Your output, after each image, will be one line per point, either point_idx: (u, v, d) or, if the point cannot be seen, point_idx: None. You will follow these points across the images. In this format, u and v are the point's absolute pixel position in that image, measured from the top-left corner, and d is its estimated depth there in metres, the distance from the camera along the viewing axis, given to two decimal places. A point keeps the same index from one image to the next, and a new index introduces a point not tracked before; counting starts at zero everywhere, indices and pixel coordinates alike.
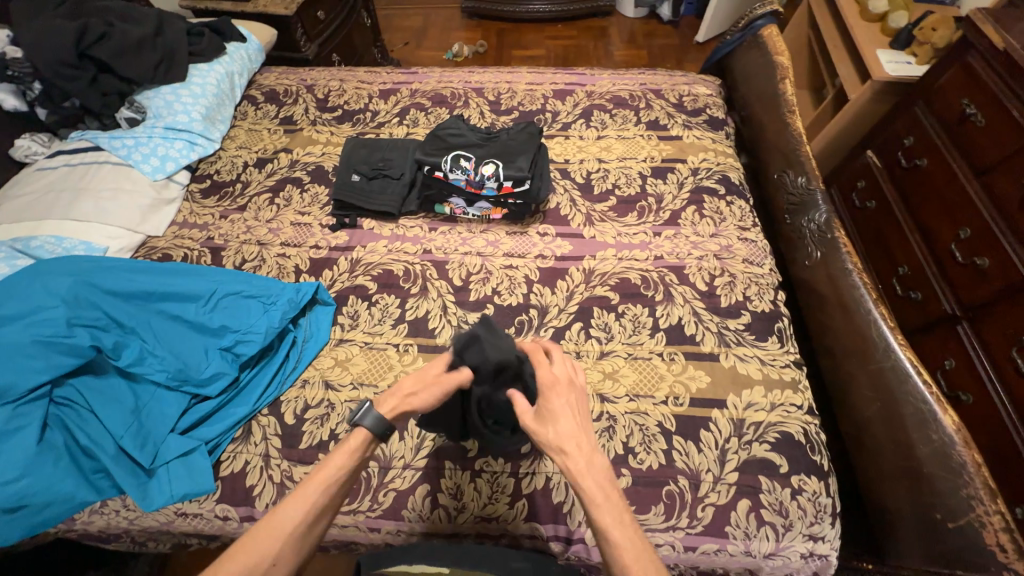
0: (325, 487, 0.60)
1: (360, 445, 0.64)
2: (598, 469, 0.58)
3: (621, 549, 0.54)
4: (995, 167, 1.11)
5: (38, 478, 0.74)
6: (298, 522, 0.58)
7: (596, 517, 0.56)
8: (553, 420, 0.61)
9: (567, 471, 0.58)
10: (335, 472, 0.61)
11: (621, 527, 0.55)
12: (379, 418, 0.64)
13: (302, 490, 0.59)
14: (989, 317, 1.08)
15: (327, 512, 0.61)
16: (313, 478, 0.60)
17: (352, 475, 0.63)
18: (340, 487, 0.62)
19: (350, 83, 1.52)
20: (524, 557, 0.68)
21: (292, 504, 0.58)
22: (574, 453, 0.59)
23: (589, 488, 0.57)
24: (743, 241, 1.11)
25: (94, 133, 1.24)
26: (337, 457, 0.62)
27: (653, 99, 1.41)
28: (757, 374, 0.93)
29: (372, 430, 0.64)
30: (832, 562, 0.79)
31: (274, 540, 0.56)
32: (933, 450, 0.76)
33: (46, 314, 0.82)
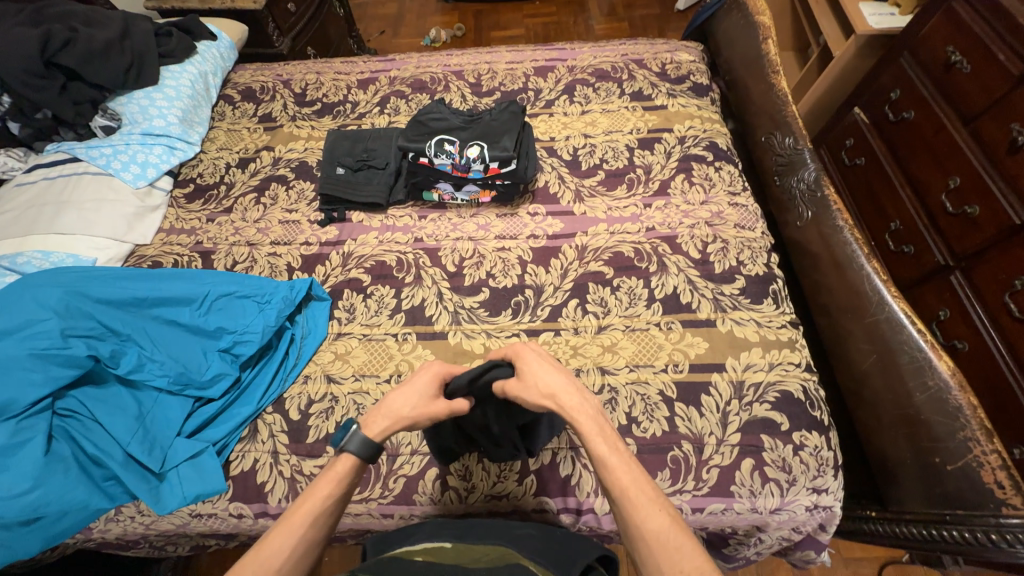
0: (313, 519, 0.57)
1: (349, 472, 0.62)
2: (586, 405, 0.62)
3: (618, 473, 0.56)
4: (984, 113, 1.10)
5: (50, 488, 0.75)
6: (286, 557, 0.54)
7: (594, 448, 0.58)
8: (534, 372, 0.65)
9: (561, 410, 0.61)
10: (322, 502, 0.58)
11: (614, 452, 0.58)
12: (365, 440, 0.63)
13: (288, 522, 0.56)
14: (983, 264, 1.09)
15: (312, 547, 0.57)
16: (299, 509, 0.57)
17: (338, 504, 0.60)
18: (325, 518, 0.58)
19: (326, 75, 1.49)
20: (529, 526, 0.69)
21: (280, 539, 0.55)
22: (563, 393, 0.62)
23: (583, 422, 0.60)
24: (734, 206, 1.11)
25: (70, 144, 1.22)
26: (322, 486, 0.60)
27: (636, 69, 1.38)
28: (754, 336, 0.94)
29: (359, 455, 0.62)
30: (836, 512, 0.81)
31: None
32: (929, 397, 0.77)
33: (38, 326, 0.81)
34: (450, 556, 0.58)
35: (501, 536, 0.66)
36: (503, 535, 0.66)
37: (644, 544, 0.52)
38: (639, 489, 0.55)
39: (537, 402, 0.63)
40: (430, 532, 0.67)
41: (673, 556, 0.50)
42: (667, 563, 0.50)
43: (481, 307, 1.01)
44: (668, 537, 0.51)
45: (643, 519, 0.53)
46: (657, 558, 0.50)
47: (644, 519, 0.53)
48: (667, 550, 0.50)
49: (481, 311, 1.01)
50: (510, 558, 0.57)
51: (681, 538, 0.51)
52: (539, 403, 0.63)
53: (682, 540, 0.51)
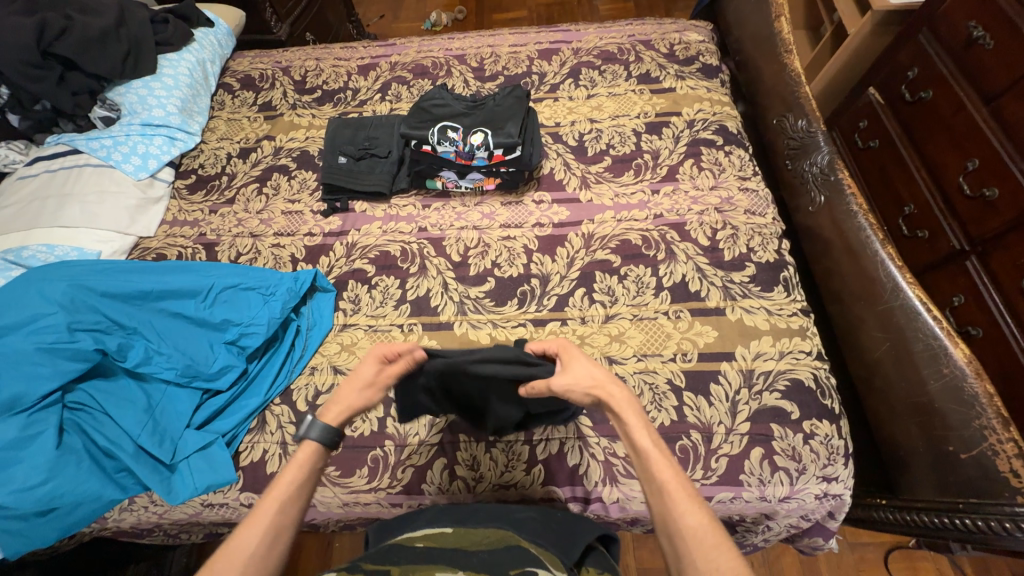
0: (279, 510, 0.54)
1: (312, 459, 0.59)
2: (631, 398, 0.61)
3: (660, 465, 0.55)
4: (1005, 92, 1.07)
5: (63, 480, 0.76)
6: (252, 554, 0.50)
7: (637, 439, 0.57)
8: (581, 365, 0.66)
9: (609, 401, 0.61)
10: (287, 492, 0.55)
11: (656, 445, 0.57)
12: (326, 425, 0.60)
13: (254, 516, 0.53)
14: (1000, 248, 1.06)
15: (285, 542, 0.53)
16: (265, 502, 0.54)
17: (305, 491, 0.57)
18: (294, 505, 0.56)
19: (326, 61, 1.46)
20: (529, 509, 0.69)
21: (246, 534, 0.51)
22: (610, 384, 0.62)
23: (627, 413, 0.60)
24: (744, 192, 1.09)
25: (70, 136, 1.21)
26: (287, 477, 0.57)
27: (643, 51, 1.34)
28: (764, 324, 0.92)
29: (321, 441, 0.60)
30: (845, 500, 0.81)
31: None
32: (944, 385, 0.76)
33: (45, 321, 0.81)
34: (450, 541, 0.58)
35: (500, 519, 0.66)
36: (502, 518, 0.66)
37: (680, 539, 0.50)
38: (679, 483, 0.53)
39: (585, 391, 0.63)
40: (429, 519, 0.67)
41: (710, 553, 0.48)
42: (702, 560, 0.48)
43: (487, 297, 1.00)
44: (705, 534, 0.49)
45: (682, 512, 0.51)
46: (693, 554, 0.48)
47: (683, 514, 0.51)
48: (705, 548, 0.48)
49: (487, 301, 1.00)
50: (509, 540, 0.58)
51: (719, 537, 0.49)
52: (586, 395, 0.63)
53: (720, 539, 0.49)
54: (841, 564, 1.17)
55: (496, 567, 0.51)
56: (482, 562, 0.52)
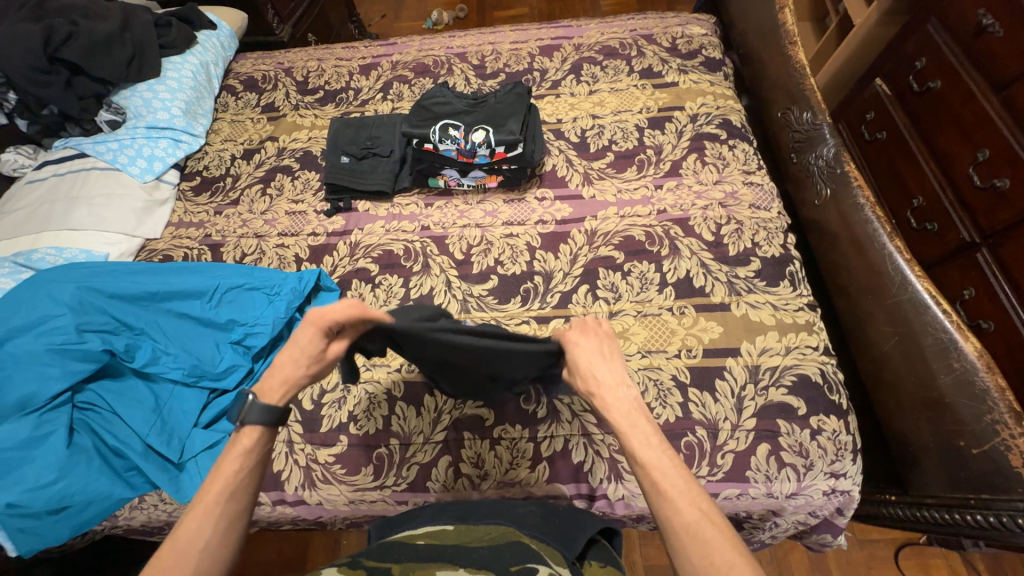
0: (228, 496, 0.55)
1: (256, 441, 0.59)
2: (620, 400, 0.62)
3: (649, 467, 0.56)
4: (1016, 81, 1.05)
5: (74, 479, 0.77)
6: (205, 541, 0.52)
7: (627, 442, 0.58)
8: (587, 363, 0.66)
9: (600, 408, 0.62)
10: (234, 476, 0.56)
11: (646, 447, 0.57)
12: (266, 407, 0.59)
13: (200, 506, 0.54)
14: (1010, 240, 1.04)
15: (239, 524, 0.55)
16: (210, 488, 0.55)
17: (254, 476, 0.58)
18: (244, 490, 0.56)
19: (328, 62, 1.46)
20: (531, 504, 0.70)
21: (193, 524, 0.52)
22: (602, 390, 0.63)
23: (616, 419, 0.60)
24: (749, 186, 1.08)
25: (77, 139, 1.22)
26: (230, 461, 0.57)
27: (645, 45, 1.33)
28: (770, 320, 0.91)
29: (264, 423, 0.59)
30: (854, 496, 0.80)
31: (184, 563, 0.50)
32: (954, 379, 0.75)
33: (54, 322, 0.83)
34: (451, 538, 0.58)
35: (502, 515, 0.66)
36: (503, 513, 0.67)
37: (674, 536, 0.51)
38: (667, 482, 0.54)
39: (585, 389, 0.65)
40: (431, 516, 0.68)
41: (702, 549, 0.49)
42: (695, 556, 0.49)
43: (490, 295, 1.00)
44: (697, 530, 0.50)
45: (674, 511, 0.52)
46: (688, 551, 0.50)
47: (674, 513, 0.52)
48: (697, 543, 0.49)
49: (490, 299, 1.00)
50: (510, 536, 0.58)
51: (710, 530, 0.50)
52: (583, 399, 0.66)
53: (712, 534, 0.49)
54: (850, 561, 1.16)
55: (497, 563, 0.51)
56: (482, 558, 0.52)
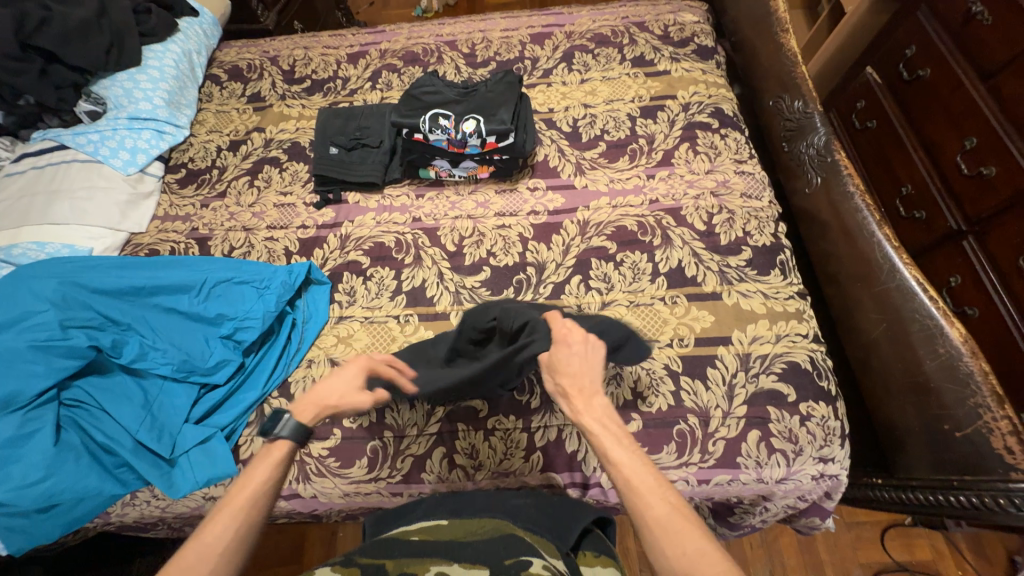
0: (253, 502, 0.55)
1: (286, 456, 0.61)
2: (591, 403, 0.64)
3: (622, 466, 0.57)
4: (1004, 68, 1.05)
5: (63, 476, 0.76)
6: (228, 545, 0.52)
7: (599, 443, 0.60)
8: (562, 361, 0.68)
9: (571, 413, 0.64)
10: (262, 484, 0.57)
11: (619, 447, 0.59)
12: (299, 426, 0.63)
13: (225, 510, 0.54)
14: (997, 228, 1.06)
15: (256, 532, 0.55)
16: (238, 494, 0.55)
17: (277, 486, 0.59)
18: (267, 498, 0.57)
19: (314, 50, 1.43)
20: (525, 495, 0.70)
21: (221, 525, 0.53)
22: (573, 395, 0.65)
23: (588, 421, 0.62)
24: (740, 175, 1.08)
25: (56, 131, 1.19)
26: (261, 469, 0.59)
27: (637, 33, 1.32)
28: (761, 308, 0.92)
29: (294, 440, 0.62)
30: (842, 480, 0.82)
31: (206, 562, 0.50)
32: (940, 364, 0.76)
33: (37, 318, 0.81)
34: (446, 532, 0.58)
35: (496, 508, 0.66)
36: (497, 506, 0.67)
37: (647, 531, 0.52)
38: (640, 478, 0.55)
39: (552, 390, 0.68)
40: (426, 510, 0.68)
41: (676, 541, 0.50)
42: (669, 549, 0.50)
43: (483, 287, 1.00)
44: (668, 522, 0.52)
45: (646, 506, 0.53)
46: (661, 544, 0.51)
47: (647, 507, 0.53)
48: (669, 535, 0.51)
49: (483, 291, 0.99)
50: (505, 529, 0.58)
51: (681, 522, 0.51)
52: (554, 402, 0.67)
53: (683, 526, 0.51)
54: (838, 543, 1.19)
55: (491, 557, 0.51)
56: (477, 552, 0.52)
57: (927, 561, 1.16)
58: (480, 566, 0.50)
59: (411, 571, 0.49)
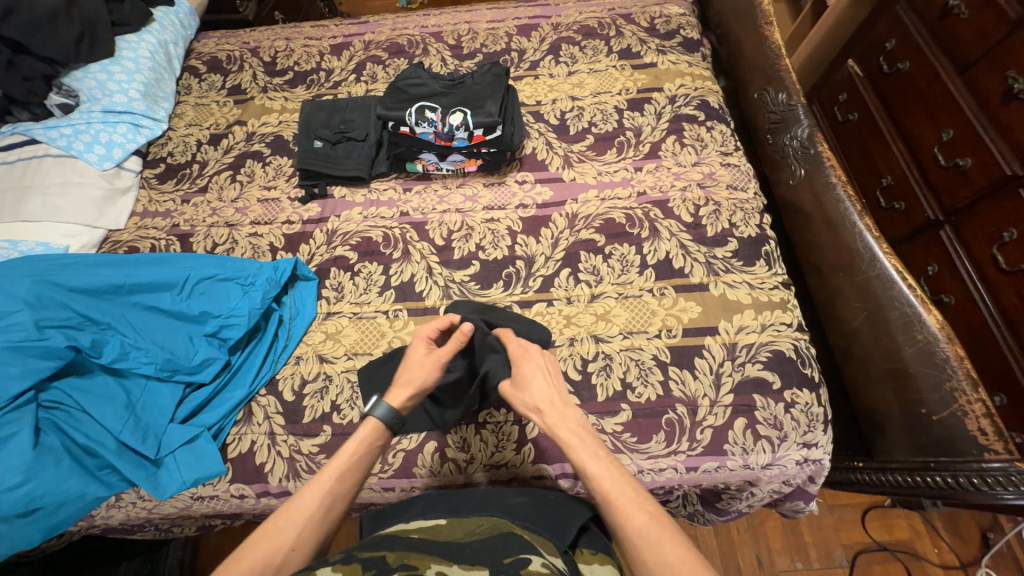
0: (341, 474, 0.62)
1: (374, 436, 0.67)
2: (568, 418, 0.67)
3: (600, 478, 0.59)
4: (979, 61, 1.08)
5: (43, 480, 0.75)
6: (314, 511, 0.58)
7: (575, 456, 0.62)
8: (527, 383, 0.71)
9: (545, 426, 0.67)
10: (351, 457, 0.63)
11: (595, 459, 0.61)
12: (390, 407, 0.69)
13: (318, 479, 0.61)
14: (972, 217, 1.09)
15: (340, 506, 0.61)
16: (330, 466, 0.62)
17: (363, 465, 0.65)
18: (353, 474, 0.63)
19: (296, 41, 1.40)
20: (521, 493, 0.71)
21: (310, 491, 0.59)
22: (546, 409, 0.68)
23: (564, 434, 0.65)
24: (726, 167, 1.09)
25: (27, 125, 1.14)
26: (351, 446, 0.65)
27: (624, 25, 1.32)
28: (747, 298, 0.93)
29: (383, 420, 0.68)
30: (824, 464, 0.84)
31: (295, 523, 0.56)
32: (917, 350, 0.79)
33: (11, 318, 0.78)
34: (444, 532, 0.58)
35: (494, 506, 0.67)
36: (493, 504, 0.68)
37: (628, 543, 0.54)
38: (618, 490, 0.57)
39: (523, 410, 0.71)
40: (423, 508, 0.68)
41: (657, 551, 0.52)
42: (650, 559, 0.52)
43: (472, 281, 1.00)
44: (649, 533, 0.53)
45: (625, 517, 0.55)
46: (642, 555, 0.53)
47: (627, 519, 0.55)
48: (650, 545, 0.53)
49: (472, 285, 0.99)
50: (502, 527, 0.59)
51: (661, 533, 0.53)
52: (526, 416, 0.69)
53: (663, 534, 0.53)
54: (820, 526, 1.22)
55: (490, 555, 0.52)
56: (476, 551, 0.53)
57: (905, 540, 1.21)
58: (480, 565, 0.50)
59: (412, 565, 0.49)
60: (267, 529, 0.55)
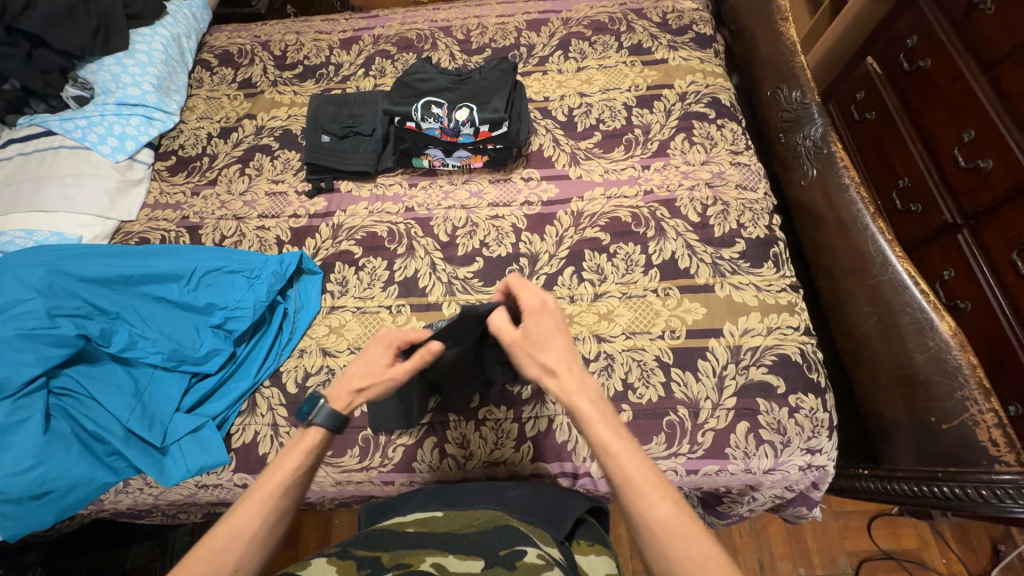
0: (284, 489, 0.58)
1: (318, 445, 0.63)
2: (590, 391, 0.62)
3: (622, 460, 0.57)
4: (1005, 60, 1.05)
5: (54, 463, 0.77)
6: (257, 530, 0.56)
7: (596, 434, 0.59)
8: (543, 344, 0.65)
9: (561, 393, 0.62)
10: (293, 472, 0.60)
11: (616, 437, 0.59)
12: (332, 412, 0.63)
13: (257, 496, 0.58)
14: (992, 222, 1.05)
15: (284, 519, 0.59)
16: (269, 481, 0.58)
17: (308, 475, 0.61)
18: (295, 489, 0.60)
19: (306, 35, 1.40)
20: (519, 486, 0.70)
21: (249, 510, 0.56)
22: (564, 374, 0.63)
23: (583, 407, 0.61)
24: (736, 166, 1.07)
25: (43, 116, 1.17)
26: (293, 456, 0.61)
27: (635, 20, 1.29)
28: (753, 301, 0.92)
29: (329, 426, 0.63)
30: (829, 471, 0.83)
31: (235, 547, 0.54)
32: (929, 357, 0.77)
33: (24, 306, 0.80)
34: (441, 525, 0.59)
35: (491, 499, 0.67)
36: (490, 496, 0.68)
37: (650, 532, 0.54)
38: (644, 477, 0.56)
39: (535, 374, 0.65)
40: (421, 501, 0.69)
41: (679, 542, 0.52)
42: (674, 549, 0.52)
43: (475, 277, 0.99)
44: (672, 525, 0.53)
45: (648, 508, 0.54)
46: (663, 545, 0.53)
47: (650, 509, 0.54)
48: (673, 537, 0.52)
49: (476, 281, 0.99)
50: (500, 519, 0.59)
51: (685, 525, 0.53)
52: (538, 376, 0.65)
53: (687, 527, 0.53)
54: (825, 531, 1.21)
55: (487, 548, 0.53)
56: (471, 544, 0.54)
57: (912, 549, 1.19)
58: (476, 558, 0.51)
59: (407, 563, 0.50)
60: (207, 552, 0.54)
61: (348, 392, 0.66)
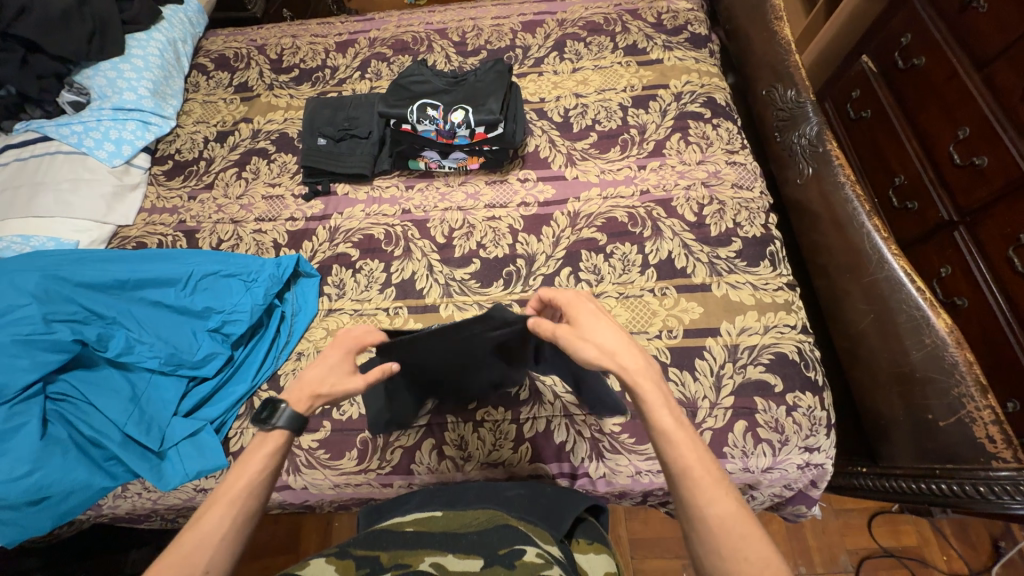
0: (250, 491, 0.57)
1: (282, 446, 0.62)
2: (654, 376, 0.60)
3: (683, 450, 0.55)
4: (997, 57, 1.05)
5: (51, 469, 0.76)
6: (224, 534, 0.54)
7: (659, 419, 0.56)
8: (593, 327, 0.63)
9: (623, 371, 0.59)
10: (257, 474, 0.59)
11: (678, 425, 0.56)
12: (294, 414, 0.62)
13: (223, 500, 0.56)
14: (988, 217, 1.06)
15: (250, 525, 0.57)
16: (234, 484, 0.57)
17: (272, 477, 0.60)
18: (260, 492, 0.58)
19: (302, 38, 1.41)
20: (518, 486, 0.70)
21: (216, 515, 0.54)
22: (626, 356, 0.60)
23: (646, 389, 0.58)
24: (732, 165, 1.07)
25: (39, 122, 1.17)
26: (255, 459, 0.60)
27: (630, 21, 1.30)
28: (750, 299, 0.92)
29: (290, 428, 0.62)
30: (827, 469, 0.83)
31: (204, 551, 0.52)
32: (926, 354, 0.77)
33: (20, 312, 0.80)
34: (440, 524, 0.59)
35: (490, 499, 0.67)
36: (488, 497, 0.67)
37: (707, 529, 0.50)
38: (706, 470, 0.53)
39: (592, 357, 0.61)
40: (420, 501, 0.69)
41: (738, 543, 0.49)
42: (730, 549, 0.49)
43: (473, 279, 1.00)
44: (732, 524, 0.50)
45: (708, 503, 0.51)
46: (721, 543, 0.49)
47: (709, 504, 0.51)
48: (733, 537, 0.49)
49: (473, 283, 0.99)
50: (498, 519, 0.59)
51: (747, 525, 0.50)
52: (594, 357, 0.61)
53: (748, 529, 0.50)
54: (825, 530, 1.21)
55: (487, 547, 0.53)
56: (470, 543, 0.54)
57: (912, 547, 1.18)
58: (476, 557, 0.51)
59: (406, 563, 0.50)
60: (176, 557, 0.51)
61: (309, 394, 0.65)
